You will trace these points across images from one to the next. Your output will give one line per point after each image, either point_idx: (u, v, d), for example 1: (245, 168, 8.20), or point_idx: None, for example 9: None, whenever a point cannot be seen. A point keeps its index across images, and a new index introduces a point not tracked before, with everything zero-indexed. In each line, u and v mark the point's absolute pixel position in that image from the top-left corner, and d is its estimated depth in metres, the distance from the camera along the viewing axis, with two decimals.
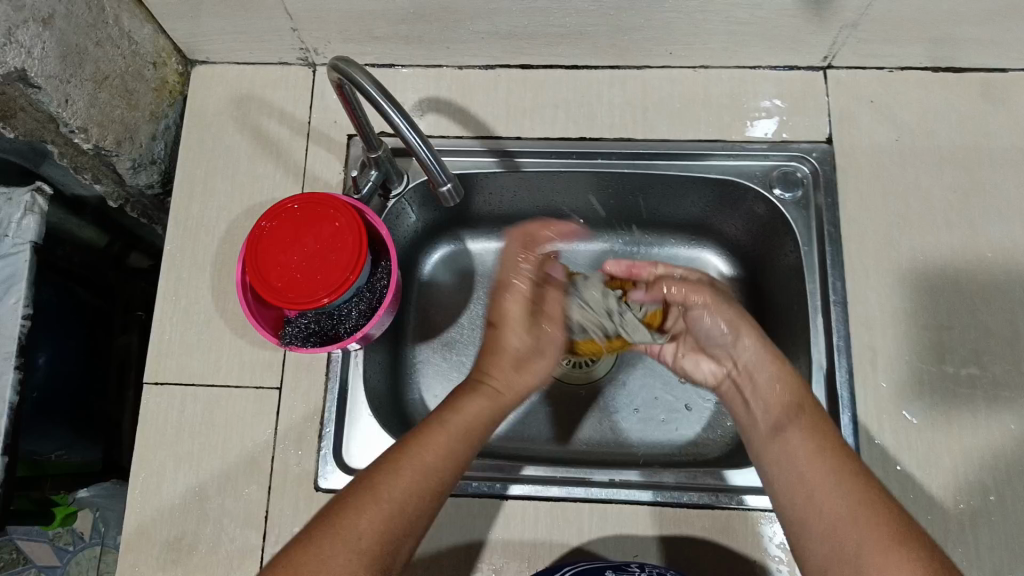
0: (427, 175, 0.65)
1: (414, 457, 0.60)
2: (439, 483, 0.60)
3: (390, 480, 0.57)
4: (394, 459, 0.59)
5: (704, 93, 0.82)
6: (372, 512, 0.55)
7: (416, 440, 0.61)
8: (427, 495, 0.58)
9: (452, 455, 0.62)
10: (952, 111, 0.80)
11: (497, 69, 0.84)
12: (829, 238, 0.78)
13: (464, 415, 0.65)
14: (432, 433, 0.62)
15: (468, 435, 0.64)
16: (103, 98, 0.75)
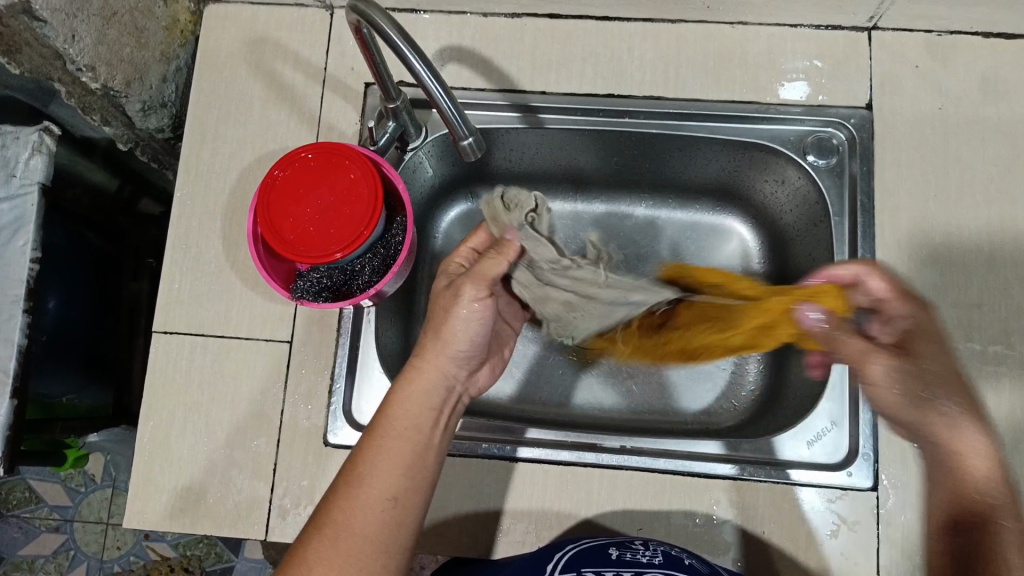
0: (448, 127, 0.62)
1: (350, 486, 0.52)
2: (393, 495, 0.53)
3: (336, 518, 0.51)
4: (332, 497, 0.52)
5: (739, 51, 0.78)
6: (326, 555, 0.49)
7: (349, 469, 0.54)
8: (384, 511, 0.52)
9: (409, 454, 0.55)
10: (1000, 80, 0.76)
11: (524, 18, 0.80)
12: (861, 208, 0.75)
13: (400, 409, 0.57)
14: (367, 449, 0.55)
15: (408, 433, 0.56)
16: (112, 35, 0.72)
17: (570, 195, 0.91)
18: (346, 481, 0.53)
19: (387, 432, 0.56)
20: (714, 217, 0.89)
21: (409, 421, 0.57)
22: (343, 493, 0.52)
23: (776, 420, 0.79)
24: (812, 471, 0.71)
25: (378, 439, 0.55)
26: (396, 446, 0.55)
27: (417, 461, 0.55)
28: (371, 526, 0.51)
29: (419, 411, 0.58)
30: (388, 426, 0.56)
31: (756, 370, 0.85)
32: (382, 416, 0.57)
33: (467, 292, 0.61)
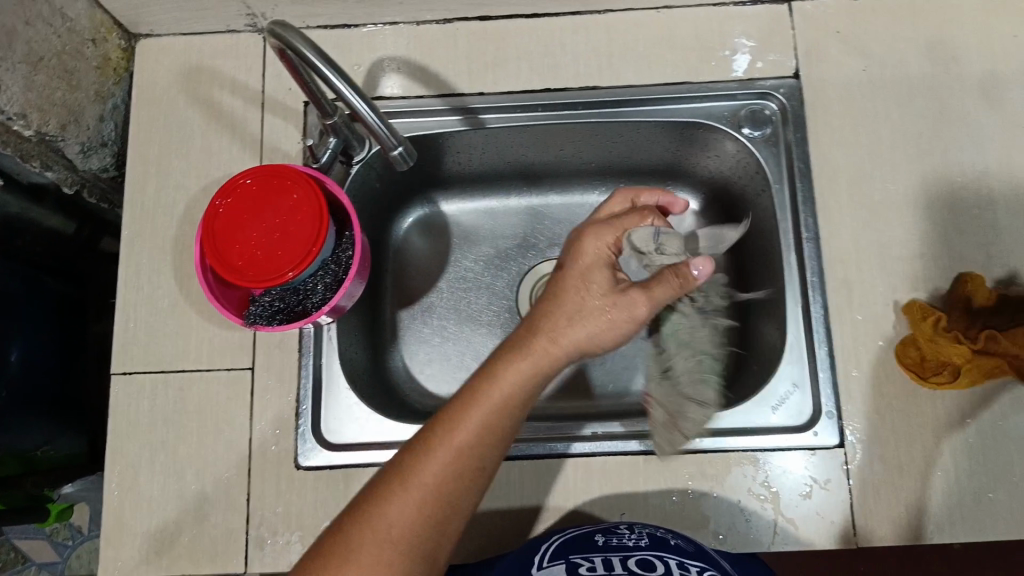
0: (376, 141, 0.63)
1: (450, 447, 0.52)
2: (481, 466, 0.53)
3: (419, 471, 0.51)
4: (424, 447, 0.52)
5: (668, 35, 0.79)
6: (403, 507, 0.50)
7: (449, 428, 0.53)
8: (469, 480, 0.52)
9: (504, 425, 0.54)
10: (921, 37, 0.78)
11: (454, 23, 0.81)
12: (800, 176, 0.76)
13: (513, 382, 0.55)
14: (470, 412, 0.53)
15: (513, 410, 0.55)
16: (41, 81, 0.72)
17: (523, 190, 0.91)
18: (445, 440, 0.52)
19: (492, 396, 0.54)
20: None
21: (519, 396, 0.55)
22: (437, 450, 0.52)
23: (744, 388, 0.80)
24: (780, 436, 0.72)
25: (481, 404, 0.54)
26: (498, 416, 0.54)
27: (508, 432, 0.55)
28: (452, 490, 0.51)
29: (530, 391, 0.56)
30: (496, 396, 0.54)
31: None
32: (490, 384, 0.55)
33: (636, 303, 0.59)
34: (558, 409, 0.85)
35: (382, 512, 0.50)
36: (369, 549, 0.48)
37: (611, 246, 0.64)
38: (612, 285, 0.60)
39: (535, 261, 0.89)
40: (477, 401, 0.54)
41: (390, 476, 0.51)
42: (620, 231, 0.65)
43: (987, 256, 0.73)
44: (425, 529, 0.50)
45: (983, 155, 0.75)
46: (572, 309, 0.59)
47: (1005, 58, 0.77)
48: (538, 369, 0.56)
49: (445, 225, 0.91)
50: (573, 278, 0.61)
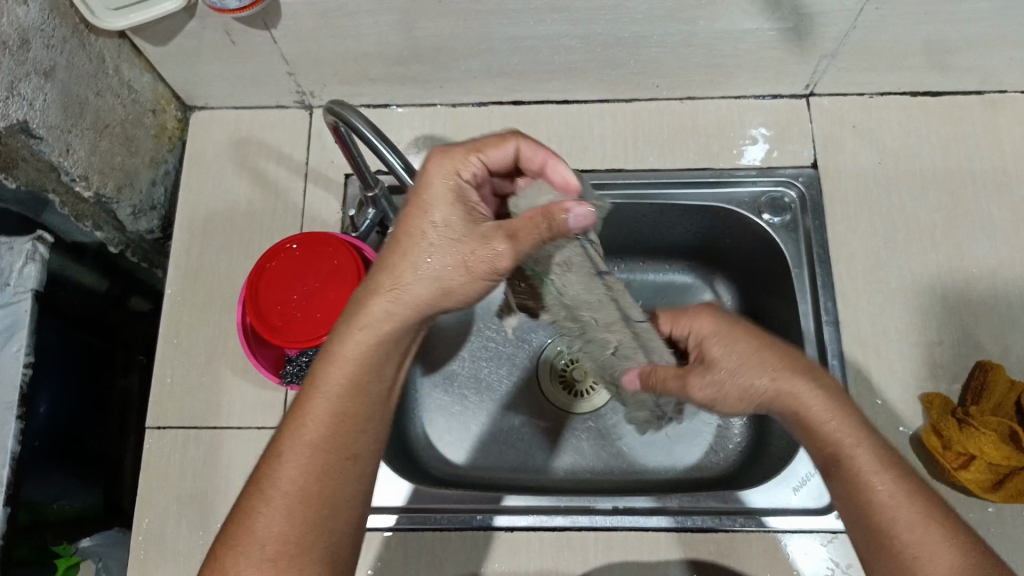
0: None
1: (303, 445, 0.52)
2: (343, 453, 0.52)
3: (279, 479, 0.51)
4: (280, 454, 0.52)
5: (692, 124, 0.84)
6: (272, 519, 0.50)
7: (295, 428, 0.52)
8: (340, 472, 0.52)
9: (356, 408, 0.53)
10: (932, 132, 0.82)
11: (489, 106, 0.86)
12: (818, 262, 0.79)
13: (351, 359, 0.53)
14: (314, 405, 0.52)
15: (361, 389, 0.53)
16: (104, 146, 0.77)
17: None
18: (296, 440, 0.52)
19: (335, 382, 0.53)
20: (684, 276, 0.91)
21: (367, 374, 0.53)
22: (288, 454, 0.51)
23: (763, 469, 0.80)
24: (801, 518, 0.72)
25: (325, 392, 0.53)
26: (343, 401, 0.53)
27: (363, 413, 0.53)
28: (325, 486, 0.51)
29: (376, 366, 0.54)
30: (336, 379, 0.53)
31: (740, 423, 0.86)
32: (328, 369, 0.53)
33: (495, 250, 0.54)
34: (573, 483, 0.85)
35: (254, 528, 0.50)
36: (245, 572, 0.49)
37: (462, 174, 0.56)
38: (465, 225, 0.54)
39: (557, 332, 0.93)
40: (316, 391, 0.53)
41: (256, 488, 0.51)
42: (477, 154, 0.56)
43: (1002, 345, 0.75)
44: (304, 533, 0.50)
45: (994, 247, 0.78)
46: (414, 260, 0.54)
47: (1012, 157, 0.81)
48: (375, 341, 0.54)
49: None
50: (400, 229, 0.55)
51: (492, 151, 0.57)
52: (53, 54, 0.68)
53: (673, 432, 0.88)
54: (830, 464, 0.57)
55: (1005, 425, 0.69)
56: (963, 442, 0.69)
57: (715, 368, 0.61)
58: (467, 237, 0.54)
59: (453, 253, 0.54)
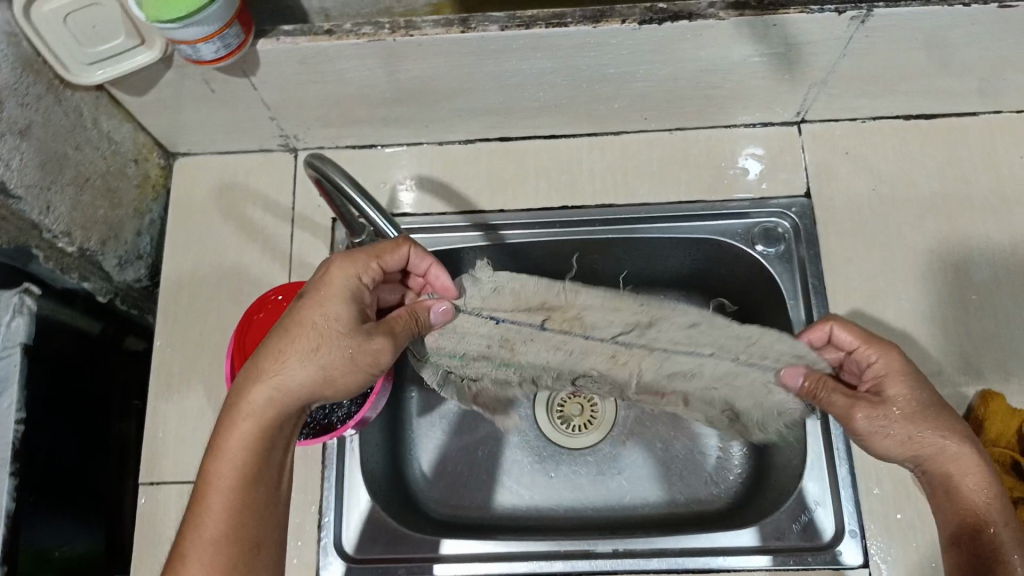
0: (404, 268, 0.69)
1: (204, 545, 0.52)
2: (246, 543, 0.54)
3: None
4: (181, 558, 0.52)
5: (682, 155, 0.83)
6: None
7: (193, 530, 0.53)
8: (246, 563, 0.53)
9: (255, 496, 0.55)
10: (927, 156, 0.81)
11: (476, 143, 0.85)
12: (815, 293, 0.78)
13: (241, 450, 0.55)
14: (207, 505, 0.53)
15: (254, 477, 0.55)
16: (86, 200, 0.75)
17: None
18: (194, 542, 0.52)
19: (224, 476, 0.54)
20: (680, 307, 0.90)
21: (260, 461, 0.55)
22: (189, 557, 0.52)
23: (765, 500, 0.78)
24: (806, 555, 0.71)
25: (215, 488, 0.54)
26: (236, 494, 0.54)
27: (260, 499, 0.55)
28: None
29: (264, 451, 0.56)
30: (224, 477, 0.54)
31: (740, 453, 0.85)
32: (216, 464, 0.54)
33: (379, 349, 0.60)
34: (578, 521, 0.84)
35: None
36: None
37: (361, 279, 0.61)
38: (352, 324, 0.59)
39: None
40: (207, 488, 0.54)
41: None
42: (375, 261, 0.61)
43: (1006, 373, 0.73)
44: None
45: (994, 272, 0.77)
46: (298, 351, 0.57)
47: (1010, 178, 0.80)
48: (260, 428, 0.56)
49: None
50: (286, 324, 0.59)
51: (389, 256, 0.62)
52: (29, 112, 0.66)
53: (677, 462, 0.86)
54: (966, 531, 0.58)
55: (1006, 455, 0.70)
56: None
57: (892, 402, 0.61)
58: (352, 337, 0.59)
59: (343, 350, 0.58)
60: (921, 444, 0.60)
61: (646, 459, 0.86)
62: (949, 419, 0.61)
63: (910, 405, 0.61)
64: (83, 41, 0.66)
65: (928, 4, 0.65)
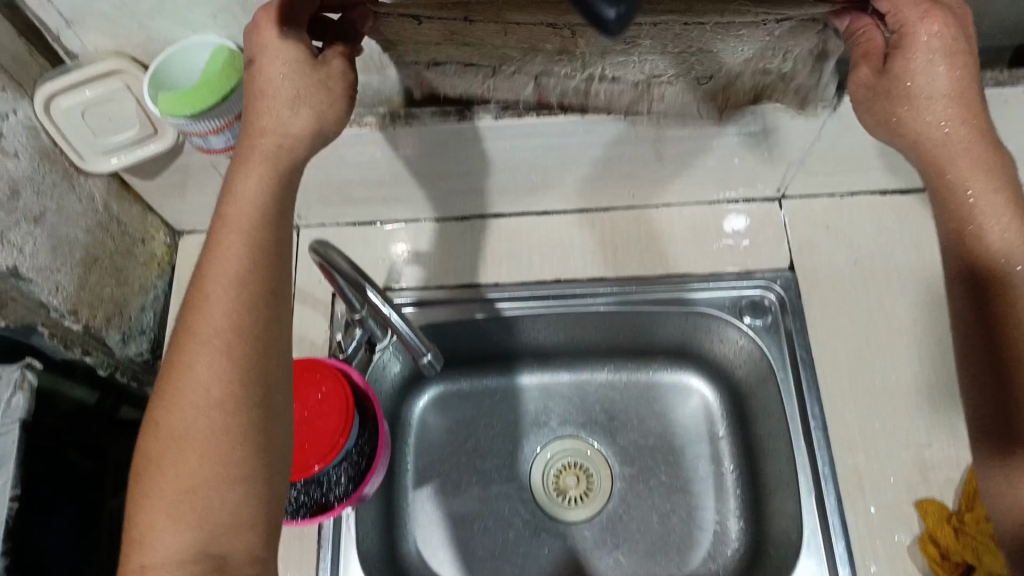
0: (407, 347, 0.73)
1: (182, 401, 0.51)
2: (252, 340, 0.52)
3: (193, 371, 0.51)
4: (186, 348, 0.52)
5: (670, 230, 0.86)
6: (174, 472, 0.50)
7: (195, 325, 0.52)
8: (253, 356, 0.52)
9: (254, 297, 0.53)
10: (907, 229, 0.84)
11: (472, 220, 0.88)
12: (803, 365, 0.80)
13: (213, 306, 0.52)
14: (209, 302, 0.52)
15: (252, 281, 0.53)
16: (93, 281, 0.78)
17: (534, 369, 0.95)
18: (196, 331, 0.52)
19: (222, 276, 0.53)
20: (673, 376, 0.93)
21: (235, 316, 0.52)
22: (196, 346, 0.52)
23: None
24: None
25: (215, 288, 0.53)
26: (237, 298, 0.53)
27: (261, 302, 0.53)
28: (242, 372, 0.51)
29: (263, 254, 0.54)
30: (222, 278, 0.53)
31: (736, 527, 0.85)
32: (213, 266, 0.53)
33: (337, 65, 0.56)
34: None
35: (176, 425, 0.51)
36: (166, 517, 0.49)
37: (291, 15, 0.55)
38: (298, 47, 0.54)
39: (547, 440, 0.93)
40: (206, 285, 0.53)
41: (152, 437, 0.51)
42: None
43: None
44: (224, 422, 0.50)
45: None
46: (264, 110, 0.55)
47: None
48: (249, 231, 0.54)
49: (458, 401, 0.94)
50: (242, 156, 0.55)
51: None
52: (43, 201, 0.69)
53: (674, 539, 0.86)
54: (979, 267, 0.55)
55: None
56: (960, 551, 0.69)
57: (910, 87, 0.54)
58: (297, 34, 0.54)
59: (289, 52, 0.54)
60: (934, 142, 0.56)
61: (645, 535, 0.87)
62: (981, 127, 0.55)
63: (925, 93, 0.54)
64: (98, 133, 0.69)
65: None
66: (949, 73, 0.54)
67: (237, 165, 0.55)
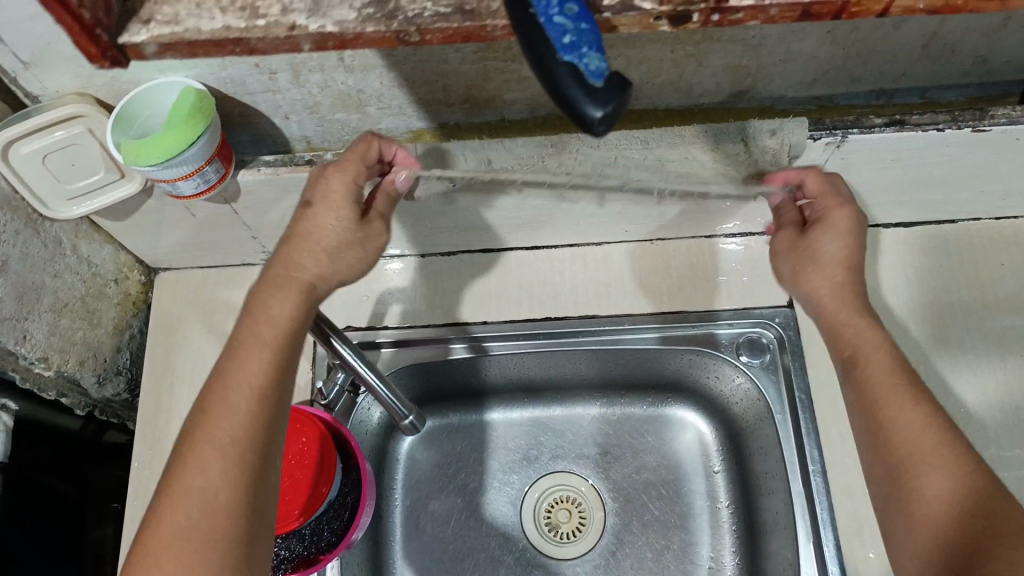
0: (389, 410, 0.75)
1: (200, 454, 0.50)
2: (272, 416, 0.53)
3: (213, 432, 0.51)
4: (206, 410, 0.52)
5: (665, 266, 0.84)
6: (168, 572, 0.46)
7: (221, 389, 0.53)
8: (269, 431, 0.53)
9: (279, 374, 0.54)
10: (909, 264, 0.82)
11: (459, 254, 0.85)
12: (802, 407, 0.77)
13: (235, 412, 0.52)
14: (240, 370, 0.53)
15: (283, 360, 0.55)
16: (64, 325, 0.74)
17: (525, 404, 0.92)
18: (222, 395, 0.52)
19: (255, 349, 0.54)
20: (668, 411, 0.90)
21: (247, 430, 0.52)
22: (220, 409, 0.52)
23: None
24: None
25: (247, 358, 0.54)
26: (267, 372, 0.54)
27: (285, 383, 0.55)
28: (257, 444, 0.52)
29: (296, 336, 0.56)
30: (256, 351, 0.54)
31: (733, 563, 0.82)
32: (247, 337, 0.55)
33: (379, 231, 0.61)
34: None
35: (188, 482, 0.49)
36: (159, 575, 0.46)
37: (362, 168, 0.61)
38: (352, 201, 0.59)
39: (538, 475, 0.90)
40: (237, 355, 0.54)
41: (160, 492, 0.50)
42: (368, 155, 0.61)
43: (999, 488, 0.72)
44: (234, 487, 0.49)
45: (979, 386, 0.77)
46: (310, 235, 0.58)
47: (989, 287, 0.81)
48: (287, 313, 0.56)
49: (448, 437, 0.91)
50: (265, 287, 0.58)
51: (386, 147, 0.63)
52: (6, 249, 0.66)
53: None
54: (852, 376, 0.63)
55: None
56: None
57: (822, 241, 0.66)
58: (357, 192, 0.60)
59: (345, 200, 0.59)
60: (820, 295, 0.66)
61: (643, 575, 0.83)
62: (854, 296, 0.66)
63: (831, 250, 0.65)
64: (62, 178, 0.66)
65: (902, 130, 0.66)
66: (852, 245, 0.65)
67: (267, 282, 0.57)
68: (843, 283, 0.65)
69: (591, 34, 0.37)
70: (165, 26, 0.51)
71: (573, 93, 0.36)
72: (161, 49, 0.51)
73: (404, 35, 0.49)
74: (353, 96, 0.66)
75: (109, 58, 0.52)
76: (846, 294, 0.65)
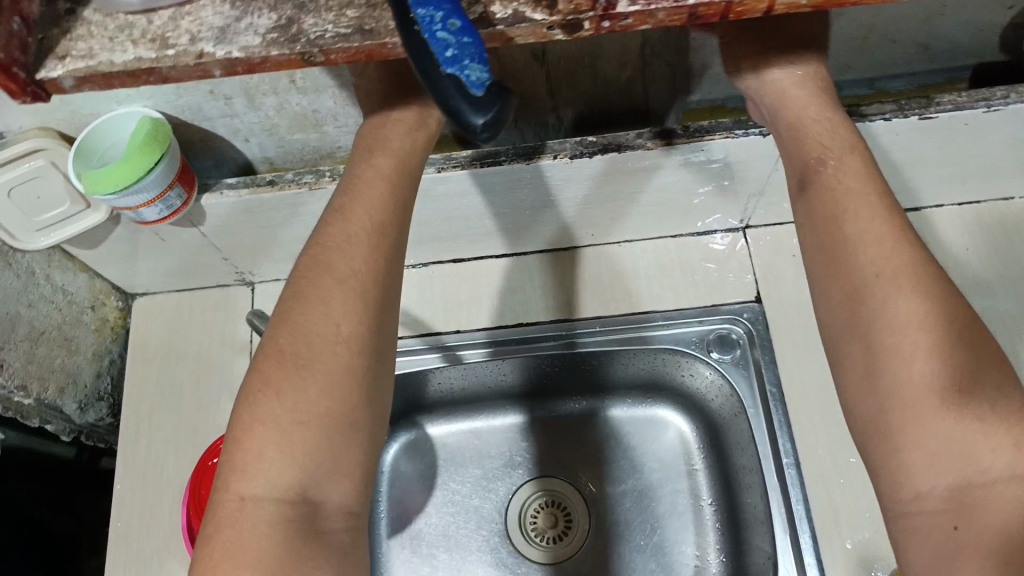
0: None
1: (308, 331, 0.49)
2: (382, 289, 0.51)
3: (328, 303, 0.50)
4: (316, 281, 0.50)
5: (632, 267, 0.85)
6: (278, 452, 0.46)
7: (330, 257, 0.51)
8: (381, 304, 0.51)
9: (389, 244, 0.53)
10: None
11: (431, 266, 0.87)
12: (773, 401, 0.77)
13: (349, 282, 0.50)
14: (351, 235, 0.52)
15: (389, 225, 0.53)
16: (41, 352, 0.76)
17: (506, 411, 0.93)
18: (334, 263, 0.51)
19: (363, 212, 0.53)
20: (648, 408, 0.91)
21: (354, 324, 0.49)
22: (332, 275, 0.50)
23: None
24: None
25: (356, 224, 0.52)
26: (374, 239, 0.52)
27: (392, 252, 0.53)
28: (372, 314, 0.50)
29: (404, 205, 0.54)
30: (364, 220, 0.52)
31: (718, 561, 0.82)
32: (356, 203, 0.53)
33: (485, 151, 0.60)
34: None
35: (302, 359, 0.48)
36: (271, 454, 0.45)
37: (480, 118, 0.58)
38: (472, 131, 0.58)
39: (521, 480, 0.90)
40: (343, 220, 0.52)
41: (267, 365, 0.48)
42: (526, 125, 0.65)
43: None
44: (347, 358, 0.48)
45: None
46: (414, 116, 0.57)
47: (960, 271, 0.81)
48: (392, 185, 0.54)
49: (432, 447, 0.92)
50: (366, 171, 0.54)
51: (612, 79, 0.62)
52: None
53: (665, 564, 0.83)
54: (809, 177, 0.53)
55: None
56: None
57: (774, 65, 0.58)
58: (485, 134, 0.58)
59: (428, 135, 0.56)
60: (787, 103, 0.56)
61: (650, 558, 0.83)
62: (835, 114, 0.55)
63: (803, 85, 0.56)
64: (30, 210, 0.67)
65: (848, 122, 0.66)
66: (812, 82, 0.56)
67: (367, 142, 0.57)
68: (843, 156, 0.53)
69: (473, 47, 0.39)
70: (80, 60, 0.48)
71: (456, 104, 0.38)
72: (77, 84, 0.48)
73: (309, 58, 0.46)
74: (309, 115, 0.68)
75: (29, 94, 0.48)
76: (850, 171, 0.52)
